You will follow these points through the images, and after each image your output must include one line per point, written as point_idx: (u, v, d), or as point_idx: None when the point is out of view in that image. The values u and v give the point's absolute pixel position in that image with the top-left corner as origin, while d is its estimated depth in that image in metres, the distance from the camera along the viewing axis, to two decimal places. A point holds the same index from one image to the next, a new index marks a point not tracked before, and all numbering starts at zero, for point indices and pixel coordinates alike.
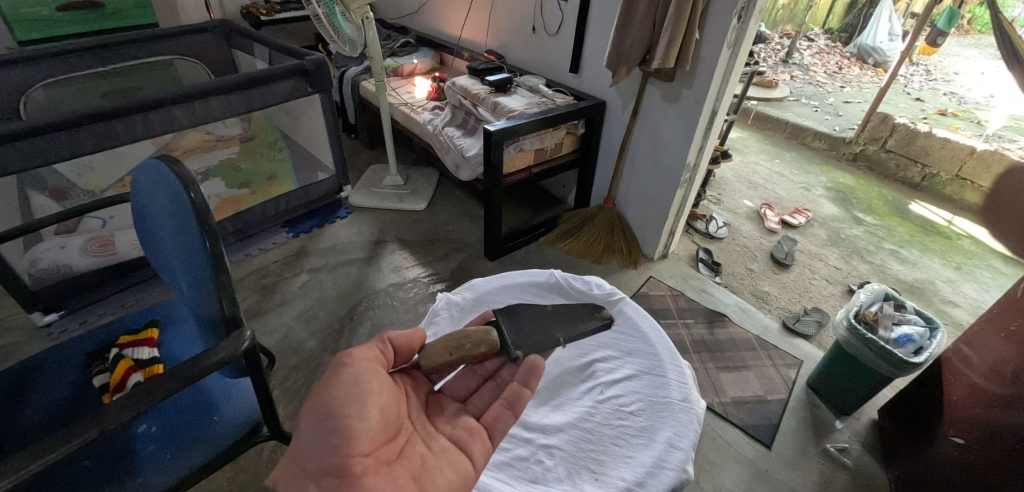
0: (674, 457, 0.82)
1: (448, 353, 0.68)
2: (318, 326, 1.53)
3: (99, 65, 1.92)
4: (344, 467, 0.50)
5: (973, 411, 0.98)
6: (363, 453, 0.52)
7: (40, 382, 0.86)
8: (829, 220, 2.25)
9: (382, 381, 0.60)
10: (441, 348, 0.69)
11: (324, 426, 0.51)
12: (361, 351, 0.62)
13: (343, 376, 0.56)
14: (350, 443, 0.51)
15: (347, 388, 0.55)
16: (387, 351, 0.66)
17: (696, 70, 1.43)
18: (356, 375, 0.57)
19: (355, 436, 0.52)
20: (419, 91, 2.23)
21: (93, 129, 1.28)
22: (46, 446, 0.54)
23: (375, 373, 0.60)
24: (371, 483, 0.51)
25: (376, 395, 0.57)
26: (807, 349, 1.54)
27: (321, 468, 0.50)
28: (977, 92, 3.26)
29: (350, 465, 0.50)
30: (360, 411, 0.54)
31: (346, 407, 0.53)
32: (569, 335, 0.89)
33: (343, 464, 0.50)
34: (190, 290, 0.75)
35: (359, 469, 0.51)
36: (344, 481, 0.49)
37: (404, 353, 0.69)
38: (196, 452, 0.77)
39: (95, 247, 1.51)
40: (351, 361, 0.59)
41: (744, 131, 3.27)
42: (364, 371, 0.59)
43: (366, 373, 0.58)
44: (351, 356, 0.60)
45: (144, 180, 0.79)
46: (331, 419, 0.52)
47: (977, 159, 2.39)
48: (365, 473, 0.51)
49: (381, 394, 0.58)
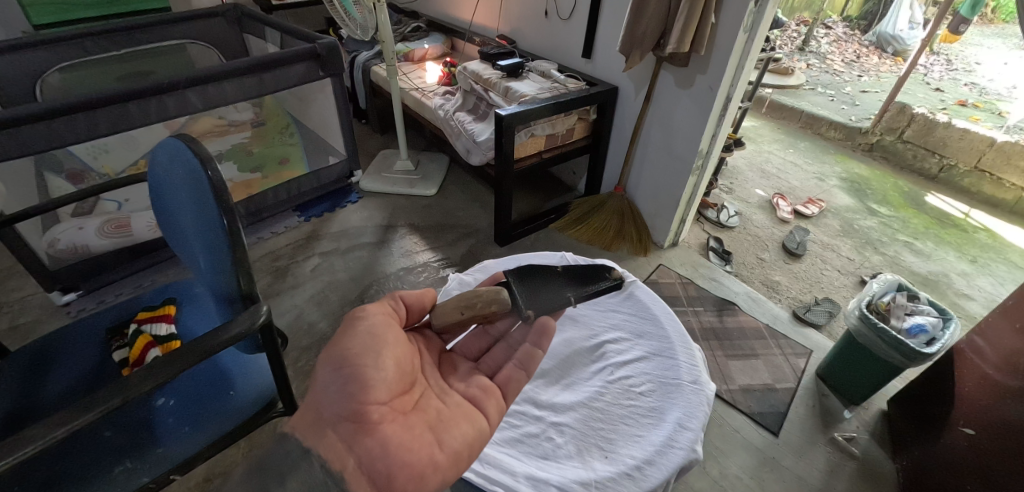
0: (683, 437, 0.83)
1: (460, 312, 0.70)
2: (330, 308, 1.56)
3: (112, 49, 1.94)
4: (361, 413, 0.54)
5: (984, 402, 0.98)
6: (379, 401, 0.56)
7: (63, 355, 0.89)
8: (843, 210, 2.22)
9: (395, 335, 0.65)
10: (452, 308, 0.71)
11: (341, 374, 0.56)
12: (375, 307, 0.67)
13: (359, 329, 0.61)
14: (365, 392, 0.56)
15: (363, 339, 0.60)
16: (399, 308, 0.71)
17: (710, 56, 1.41)
18: (371, 328, 0.62)
19: (371, 385, 0.56)
20: (430, 76, 2.23)
21: (109, 111, 1.30)
22: (70, 413, 0.55)
23: (388, 327, 0.65)
24: (387, 428, 0.56)
25: (390, 347, 0.62)
26: (818, 338, 1.54)
27: (339, 413, 0.54)
28: (999, 83, 3.18)
29: (367, 412, 0.55)
30: (376, 362, 0.59)
31: (361, 359, 0.58)
32: (580, 295, 0.84)
33: (361, 411, 0.55)
34: (207, 266, 0.76)
35: (376, 416, 0.55)
36: (361, 426, 0.54)
37: (415, 312, 0.74)
38: (212, 425, 0.79)
39: (111, 229, 1.53)
40: (367, 315, 0.64)
41: (757, 120, 3.22)
42: (378, 324, 0.64)
43: (381, 327, 0.63)
44: (366, 311, 0.65)
45: (162, 157, 0.80)
46: (348, 369, 0.57)
47: (997, 151, 2.34)
48: (382, 419, 0.56)
49: (396, 347, 0.63)
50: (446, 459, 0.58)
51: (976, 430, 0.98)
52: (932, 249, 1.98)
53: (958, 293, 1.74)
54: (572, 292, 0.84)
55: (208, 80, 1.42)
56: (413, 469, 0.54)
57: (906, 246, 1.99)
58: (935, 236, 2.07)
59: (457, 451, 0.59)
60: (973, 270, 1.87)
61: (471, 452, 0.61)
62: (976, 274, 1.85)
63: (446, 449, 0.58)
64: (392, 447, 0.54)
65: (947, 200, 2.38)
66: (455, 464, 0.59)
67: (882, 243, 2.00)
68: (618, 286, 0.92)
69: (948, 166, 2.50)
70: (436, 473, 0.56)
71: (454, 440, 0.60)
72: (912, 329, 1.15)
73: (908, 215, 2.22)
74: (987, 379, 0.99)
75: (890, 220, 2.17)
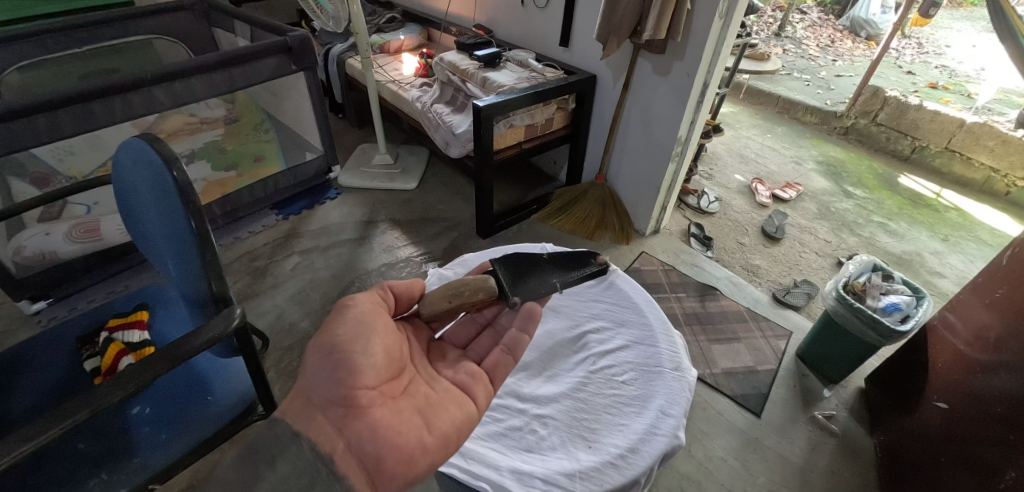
0: (666, 424, 0.83)
1: (448, 300, 0.70)
2: (312, 307, 1.53)
3: (74, 45, 1.87)
4: (350, 398, 0.55)
5: (956, 377, 1.01)
6: (368, 386, 0.57)
7: (31, 367, 0.85)
8: (820, 193, 2.26)
9: (384, 323, 0.64)
10: (440, 296, 0.70)
11: (330, 360, 0.56)
12: (362, 296, 0.66)
13: (347, 316, 0.61)
14: (355, 377, 0.56)
15: (352, 326, 0.60)
16: (387, 298, 0.70)
17: (687, 42, 1.41)
18: (360, 315, 0.62)
19: (360, 370, 0.57)
20: (407, 68, 2.19)
21: (71, 111, 1.24)
22: (37, 427, 0.53)
23: (377, 315, 0.65)
24: (376, 413, 0.56)
25: (379, 334, 0.62)
26: (797, 320, 1.57)
27: (328, 398, 0.54)
28: (968, 65, 3.26)
29: (356, 396, 0.55)
30: (365, 348, 0.59)
31: (351, 345, 0.58)
32: (565, 281, 0.85)
33: (349, 395, 0.55)
34: (177, 270, 0.73)
35: (365, 401, 0.56)
36: (351, 410, 0.54)
37: (404, 301, 0.73)
38: (191, 431, 0.77)
39: (81, 233, 1.49)
40: (355, 303, 0.64)
41: (735, 106, 3.25)
42: (368, 312, 0.64)
43: (370, 314, 0.63)
44: (354, 299, 0.65)
45: (126, 158, 0.77)
46: (337, 354, 0.57)
47: (966, 132, 2.39)
48: (371, 404, 0.56)
49: (385, 334, 0.63)
50: (435, 442, 0.58)
51: (948, 405, 1.01)
52: (905, 229, 2.03)
53: (930, 272, 1.79)
54: (557, 279, 0.84)
55: (175, 76, 1.36)
56: (401, 452, 0.54)
57: (880, 227, 2.03)
58: (908, 216, 2.12)
59: (446, 435, 0.59)
60: (944, 248, 1.93)
61: (460, 436, 0.61)
62: (947, 252, 1.91)
63: (435, 432, 0.58)
64: (382, 430, 0.54)
65: (919, 181, 2.44)
66: (444, 447, 0.59)
67: (857, 224, 2.05)
68: (603, 272, 0.95)
69: (920, 147, 2.56)
70: (425, 455, 0.56)
71: (443, 423, 0.60)
72: (887, 307, 1.18)
73: (882, 197, 2.27)
74: (959, 355, 1.02)
75: (865, 201, 2.21)
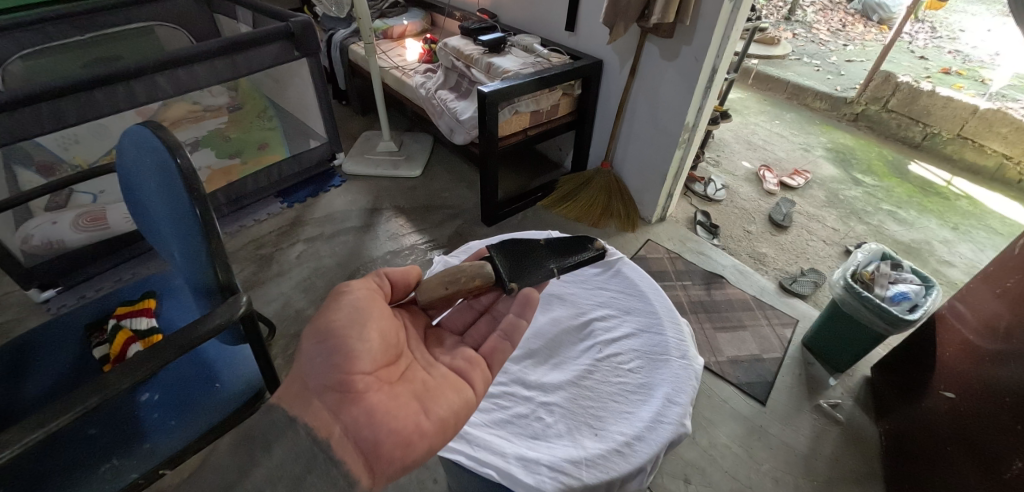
0: (672, 412, 0.83)
1: (444, 287, 0.69)
2: (317, 294, 1.54)
3: (75, 32, 1.86)
4: (346, 383, 0.55)
5: (964, 367, 1.00)
6: (364, 371, 0.57)
7: (41, 355, 0.86)
8: (828, 181, 2.24)
9: (380, 309, 0.64)
10: (437, 283, 0.70)
11: (326, 347, 0.56)
12: (358, 282, 0.66)
13: (343, 302, 0.61)
14: (350, 362, 0.56)
15: (347, 312, 0.60)
16: (384, 285, 0.70)
17: (696, 26, 1.38)
18: (356, 301, 0.62)
19: (355, 356, 0.57)
20: (410, 53, 2.17)
21: (75, 99, 1.23)
22: (49, 413, 0.53)
23: (373, 302, 0.64)
24: (373, 397, 0.56)
25: (375, 320, 0.62)
26: (803, 308, 1.56)
27: (324, 384, 0.55)
28: (982, 50, 3.19)
29: (351, 381, 0.55)
30: (360, 334, 0.59)
31: (346, 331, 0.58)
32: (562, 265, 0.84)
33: (345, 380, 0.55)
34: (182, 257, 0.73)
35: (361, 386, 0.56)
36: (347, 395, 0.55)
37: (400, 288, 0.72)
38: (199, 417, 0.78)
39: (86, 222, 1.49)
40: (351, 289, 0.64)
41: (743, 92, 3.20)
42: (363, 298, 0.64)
43: (365, 301, 0.63)
44: (350, 286, 0.64)
45: (130, 145, 0.76)
46: (332, 340, 0.57)
47: (980, 118, 2.35)
48: (367, 389, 0.56)
49: (381, 320, 0.63)
50: (432, 427, 0.58)
51: (956, 394, 1.00)
52: (914, 217, 2.01)
53: (939, 260, 1.78)
54: (555, 263, 0.84)
55: (178, 63, 1.36)
56: (399, 436, 0.55)
57: (889, 215, 2.01)
58: (917, 204, 2.10)
59: (443, 420, 0.59)
60: (953, 237, 1.91)
61: (458, 420, 0.61)
62: (956, 241, 1.88)
63: (432, 417, 0.59)
64: (378, 415, 0.55)
65: (930, 168, 2.41)
66: (442, 432, 0.59)
67: (866, 212, 2.03)
68: (600, 256, 0.92)
69: (932, 134, 2.52)
70: (422, 440, 0.56)
71: (441, 409, 0.60)
72: (895, 296, 1.17)
73: (892, 184, 2.24)
74: (967, 344, 1.01)
75: (874, 189, 2.19)
